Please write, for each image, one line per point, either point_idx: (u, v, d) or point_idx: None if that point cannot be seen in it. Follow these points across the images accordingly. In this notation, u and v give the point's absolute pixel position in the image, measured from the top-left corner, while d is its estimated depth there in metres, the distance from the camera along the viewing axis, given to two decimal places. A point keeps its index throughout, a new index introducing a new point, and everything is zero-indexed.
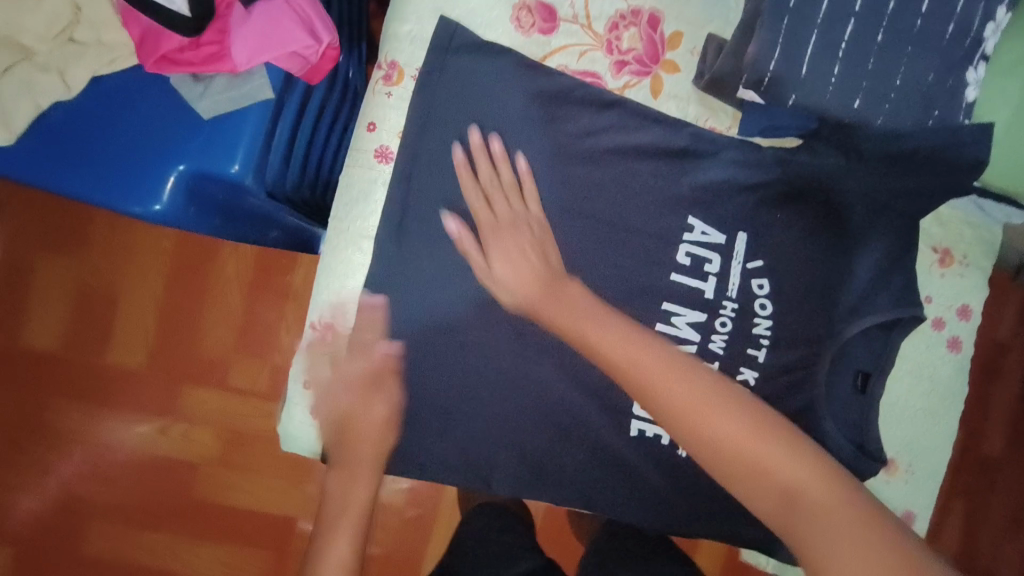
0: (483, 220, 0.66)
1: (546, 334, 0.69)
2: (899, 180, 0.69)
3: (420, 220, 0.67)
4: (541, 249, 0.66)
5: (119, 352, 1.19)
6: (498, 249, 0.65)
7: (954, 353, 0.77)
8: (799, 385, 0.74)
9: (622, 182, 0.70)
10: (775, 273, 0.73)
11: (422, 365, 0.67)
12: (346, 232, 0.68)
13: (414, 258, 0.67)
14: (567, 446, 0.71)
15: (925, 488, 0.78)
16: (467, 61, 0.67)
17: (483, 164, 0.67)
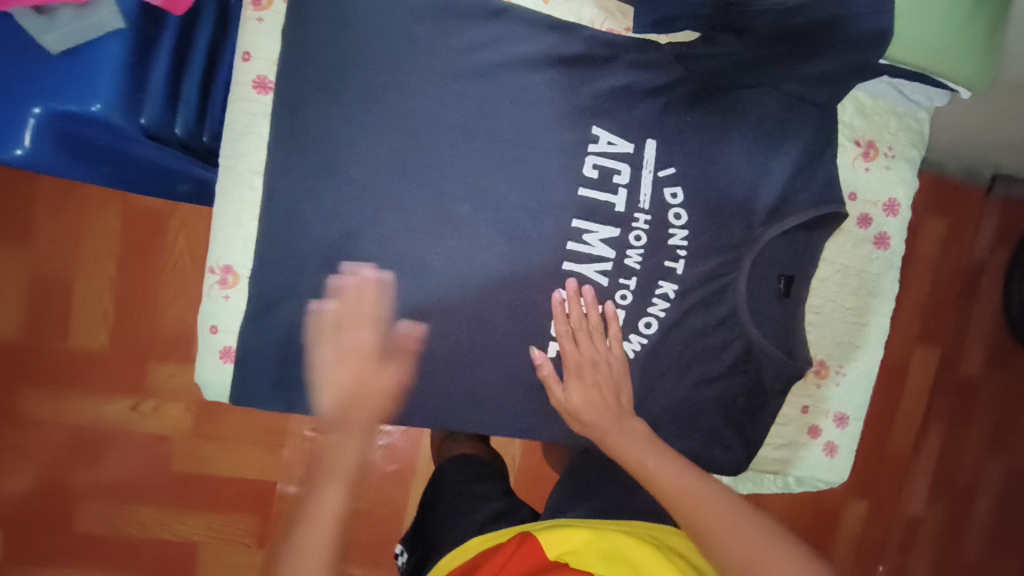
0: (569, 356, 0.71)
1: (451, 260, 0.68)
2: (807, 66, 0.65)
3: (308, 149, 0.65)
4: (615, 389, 0.72)
5: (80, 335, 1.12)
6: (580, 347, 0.70)
7: (882, 250, 0.76)
8: (721, 295, 0.73)
9: (519, 96, 0.67)
10: (688, 180, 0.71)
11: (332, 305, 0.67)
12: (234, 172, 0.66)
13: (306, 193, 0.65)
14: (483, 368, 0.71)
15: (857, 389, 0.78)
16: None
17: (579, 310, 0.70)
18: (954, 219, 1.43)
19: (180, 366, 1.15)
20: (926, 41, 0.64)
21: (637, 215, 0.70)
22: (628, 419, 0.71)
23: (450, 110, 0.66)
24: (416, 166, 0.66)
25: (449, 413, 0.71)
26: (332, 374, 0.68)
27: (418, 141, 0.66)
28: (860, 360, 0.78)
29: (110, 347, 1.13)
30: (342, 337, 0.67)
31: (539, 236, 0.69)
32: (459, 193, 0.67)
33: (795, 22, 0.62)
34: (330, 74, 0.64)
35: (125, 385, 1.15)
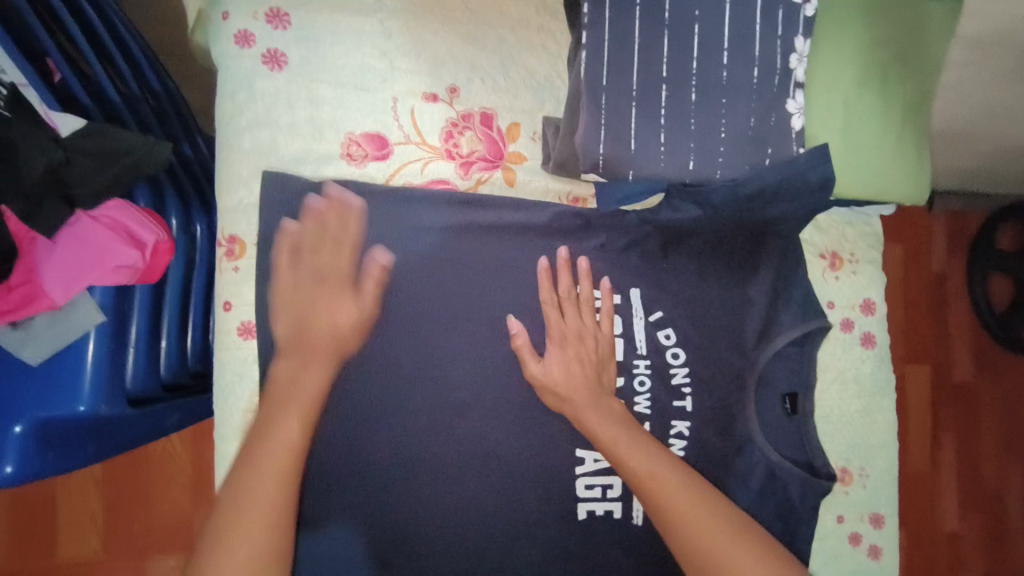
0: (553, 324, 0.67)
1: (467, 457, 0.65)
2: (768, 209, 0.68)
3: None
4: (598, 366, 0.67)
5: (69, 545, 0.98)
6: (567, 339, 0.67)
7: (871, 349, 0.79)
8: (731, 422, 0.74)
9: (502, 277, 0.68)
10: (678, 321, 0.73)
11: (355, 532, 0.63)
12: (227, 423, 0.63)
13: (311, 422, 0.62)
14: (516, 551, 0.65)
15: (885, 487, 0.79)
16: (308, 203, 0.64)
17: (568, 282, 0.68)
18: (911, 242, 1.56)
19: (182, 558, 1.00)
20: (870, 177, 0.68)
21: (636, 360, 0.72)
22: (634, 425, 0.64)
23: (438, 309, 0.66)
24: (417, 374, 0.65)
25: None
26: None
27: (413, 346, 0.65)
28: (878, 455, 0.79)
29: (105, 553, 0.98)
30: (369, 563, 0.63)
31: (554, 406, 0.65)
32: (459, 386, 0.66)
33: (746, 191, 0.63)
34: (312, 302, 0.62)
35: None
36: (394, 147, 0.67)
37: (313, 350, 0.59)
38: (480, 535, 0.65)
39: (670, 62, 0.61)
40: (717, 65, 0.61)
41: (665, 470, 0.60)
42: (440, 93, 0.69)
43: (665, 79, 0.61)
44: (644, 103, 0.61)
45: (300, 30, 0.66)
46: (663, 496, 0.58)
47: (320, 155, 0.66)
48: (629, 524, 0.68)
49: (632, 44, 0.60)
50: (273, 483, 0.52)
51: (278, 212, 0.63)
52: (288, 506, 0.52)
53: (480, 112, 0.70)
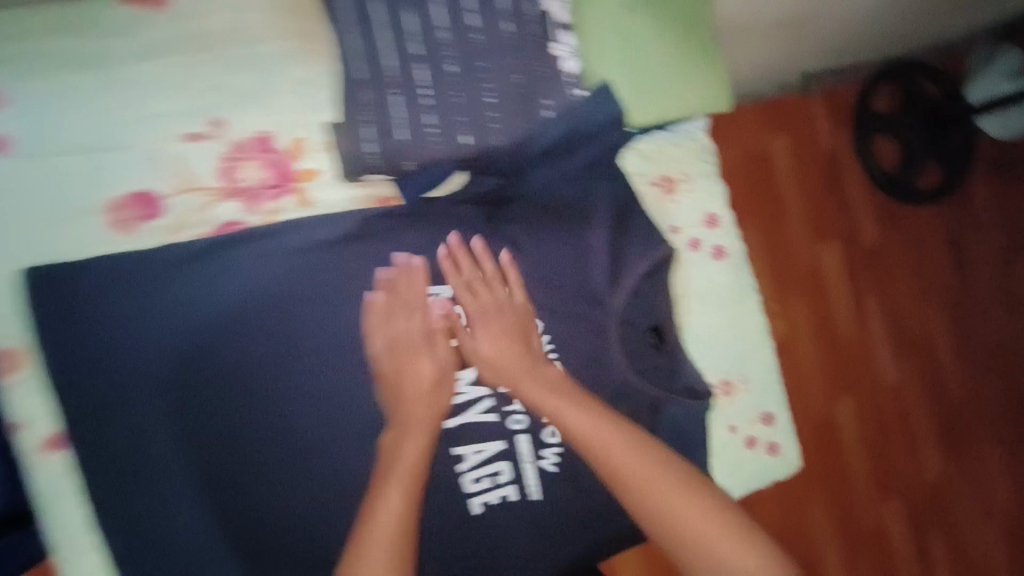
0: (389, 333, 0.65)
1: (340, 497, 0.63)
2: None
3: (133, 475, 0.58)
4: (443, 362, 0.67)
5: None
6: (408, 344, 0.65)
7: (723, 261, 0.80)
8: (602, 372, 0.74)
9: (324, 299, 0.64)
10: (526, 291, 0.72)
11: None
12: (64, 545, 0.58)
13: (158, 510, 0.58)
14: None
15: (769, 386, 0.82)
16: (81, 284, 0.58)
17: (395, 287, 0.66)
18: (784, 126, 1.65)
19: None
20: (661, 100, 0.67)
21: None
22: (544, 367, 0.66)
23: (258, 359, 0.62)
24: (259, 430, 0.61)
25: None
26: None
27: (244, 401, 0.61)
28: (757, 361, 0.81)
29: None
30: None
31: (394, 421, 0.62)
32: (300, 431, 0.62)
33: (535, 151, 0.61)
34: (127, 391, 0.58)
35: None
36: (166, 202, 0.62)
37: (409, 419, 0.62)
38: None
39: (420, 37, 0.57)
40: (469, 30, 0.58)
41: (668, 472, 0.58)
42: (203, 130, 0.63)
43: (417, 56, 0.56)
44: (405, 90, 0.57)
45: (18, 103, 0.58)
46: (650, 484, 0.57)
47: (84, 232, 0.60)
48: (524, 503, 0.74)
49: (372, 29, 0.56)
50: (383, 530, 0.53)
51: (49, 306, 0.57)
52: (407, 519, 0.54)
53: (257, 136, 0.64)
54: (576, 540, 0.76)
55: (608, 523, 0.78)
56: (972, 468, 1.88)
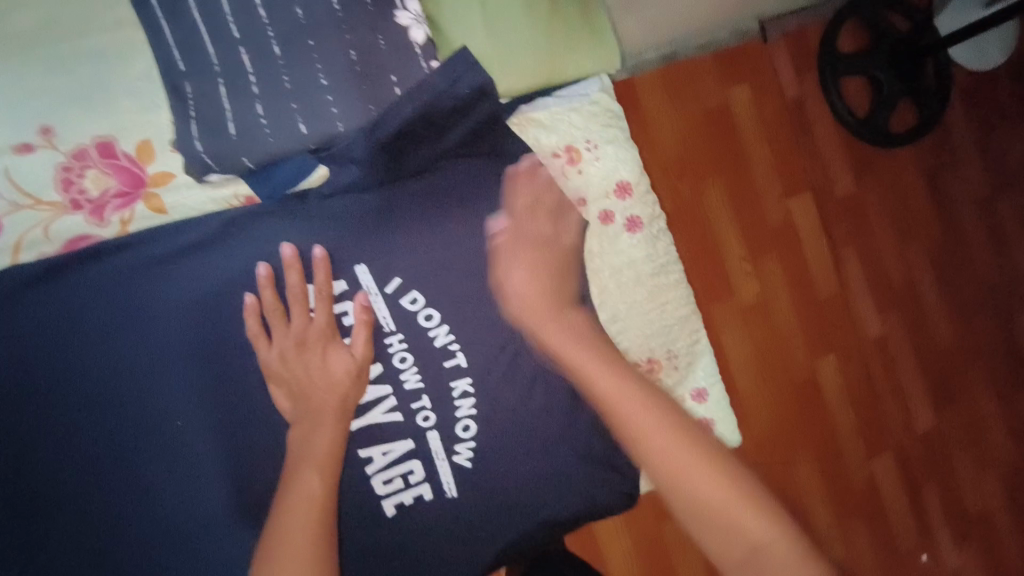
0: (271, 344, 0.62)
1: (231, 499, 0.63)
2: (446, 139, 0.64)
3: (32, 492, 0.60)
4: (326, 361, 0.63)
5: None
6: (291, 346, 0.63)
7: (637, 232, 0.75)
8: (513, 361, 0.71)
9: (192, 308, 0.62)
10: (420, 282, 0.68)
11: None
12: None
13: (47, 524, 0.60)
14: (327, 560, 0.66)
15: (697, 359, 0.79)
16: None
17: (269, 292, 0.62)
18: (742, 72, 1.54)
19: None
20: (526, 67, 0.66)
21: (389, 339, 0.68)
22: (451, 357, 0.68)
23: (140, 374, 0.61)
24: (139, 442, 0.61)
25: None
26: None
27: (118, 414, 0.61)
28: (683, 335, 0.78)
29: None
30: None
31: (292, 417, 0.62)
32: (191, 441, 0.62)
33: (386, 136, 0.59)
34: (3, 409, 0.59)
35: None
36: (4, 220, 0.59)
37: (316, 407, 0.62)
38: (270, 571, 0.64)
39: (238, 20, 0.58)
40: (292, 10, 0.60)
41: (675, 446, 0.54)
42: (33, 140, 0.59)
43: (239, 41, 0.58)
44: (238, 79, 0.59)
45: None
46: (670, 466, 0.53)
47: None
48: (444, 501, 0.70)
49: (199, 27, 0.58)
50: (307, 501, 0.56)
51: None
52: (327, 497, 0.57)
53: (95, 143, 0.60)
54: (501, 534, 0.71)
55: (536, 517, 0.72)
56: (964, 419, 1.82)
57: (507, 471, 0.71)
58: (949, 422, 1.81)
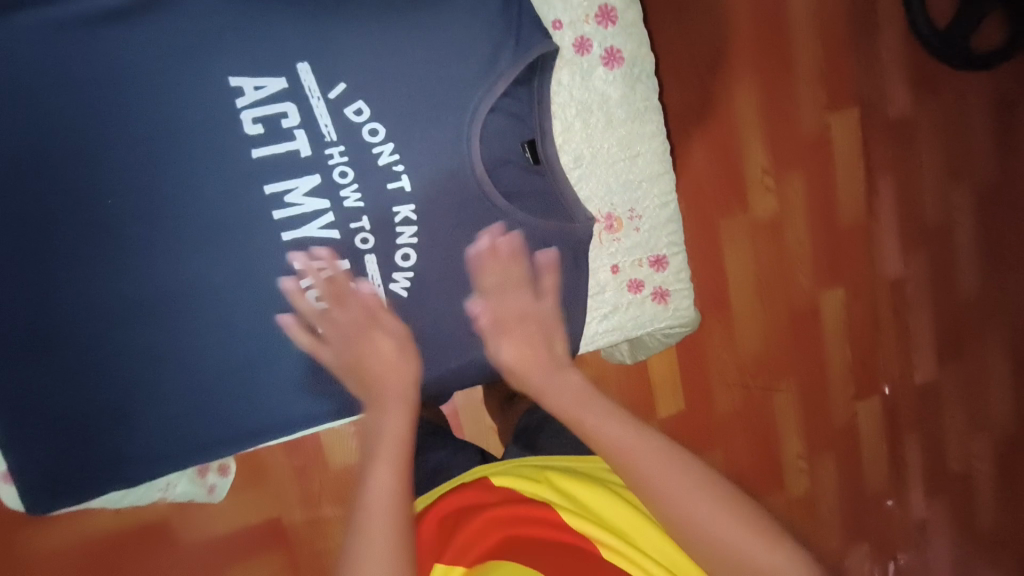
0: (219, 182, 0.61)
1: (159, 282, 0.62)
2: None
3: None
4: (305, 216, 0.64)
5: None
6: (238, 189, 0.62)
7: (616, 68, 0.68)
8: (466, 195, 0.66)
9: (128, 79, 0.59)
10: (367, 91, 0.63)
11: (69, 381, 0.63)
12: None
13: None
14: (257, 357, 0.66)
15: (661, 223, 0.74)
16: None
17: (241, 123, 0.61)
18: None
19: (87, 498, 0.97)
20: None
21: (329, 151, 0.63)
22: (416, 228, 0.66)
23: (70, 139, 0.59)
24: (67, 214, 0.60)
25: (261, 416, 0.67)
26: (118, 433, 0.65)
27: (48, 181, 0.59)
28: (652, 193, 0.73)
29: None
30: (103, 405, 0.64)
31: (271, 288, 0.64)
32: (123, 217, 0.60)
33: None
34: None
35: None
36: None
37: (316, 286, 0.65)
38: (199, 355, 0.64)
39: None
40: None
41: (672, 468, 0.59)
42: None
43: None
44: None
45: None
46: (660, 480, 0.58)
47: None
48: None
49: None
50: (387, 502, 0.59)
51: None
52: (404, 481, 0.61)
53: None
54: (427, 373, 0.69)
55: (469, 357, 0.70)
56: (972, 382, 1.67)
57: (443, 311, 0.69)
58: (953, 379, 1.66)
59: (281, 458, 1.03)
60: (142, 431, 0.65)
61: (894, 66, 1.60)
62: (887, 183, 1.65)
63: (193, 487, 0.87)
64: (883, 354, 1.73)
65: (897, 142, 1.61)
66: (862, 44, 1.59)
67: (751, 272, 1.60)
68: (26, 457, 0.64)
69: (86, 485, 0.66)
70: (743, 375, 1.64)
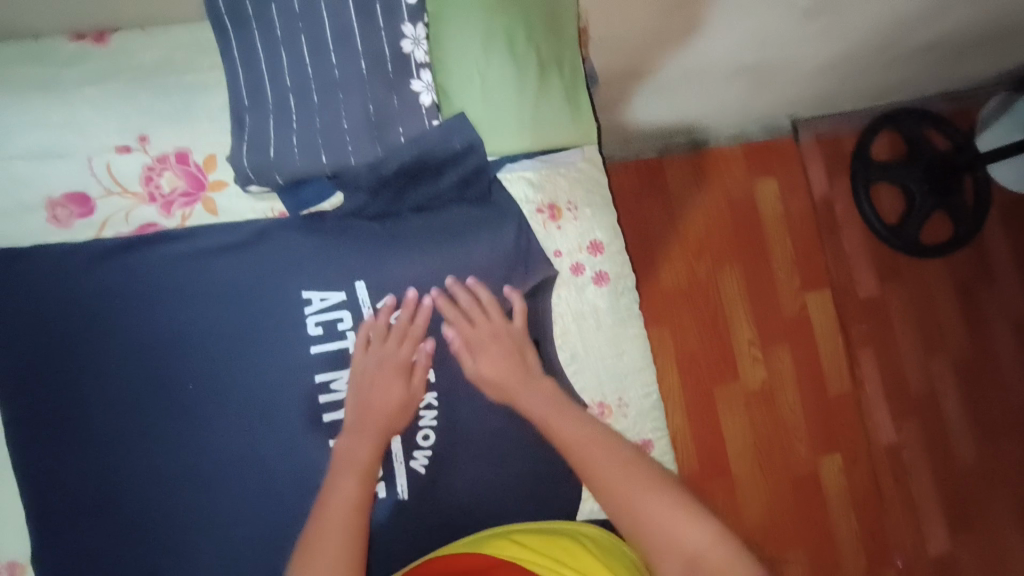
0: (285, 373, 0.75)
1: (222, 453, 0.74)
2: (437, 182, 0.79)
3: (49, 427, 0.73)
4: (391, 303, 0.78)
5: None
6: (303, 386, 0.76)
7: (604, 286, 0.84)
8: (478, 383, 0.80)
9: (228, 292, 0.76)
10: (407, 301, 0.79)
11: (131, 537, 0.73)
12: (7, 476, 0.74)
13: (76, 452, 0.73)
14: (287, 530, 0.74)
15: (649, 414, 0.84)
16: (35, 263, 0.72)
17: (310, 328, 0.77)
18: (761, 162, 1.81)
19: None
20: (511, 135, 0.74)
21: (371, 347, 0.78)
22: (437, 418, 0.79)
23: (164, 340, 0.74)
24: (159, 395, 0.74)
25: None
26: None
27: (149, 368, 0.74)
28: (636, 386, 0.84)
29: None
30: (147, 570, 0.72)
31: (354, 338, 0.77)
32: (190, 402, 0.74)
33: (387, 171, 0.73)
34: (60, 352, 0.73)
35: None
36: (95, 203, 0.75)
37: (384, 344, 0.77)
38: (232, 526, 0.74)
39: (269, 66, 0.66)
40: (299, 35, 0.66)
41: (610, 465, 0.69)
42: (132, 144, 0.76)
43: (252, 90, 0.67)
44: (261, 108, 0.67)
45: None
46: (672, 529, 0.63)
47: (23, 220, 0.73)
48: (396, 500, 0.78)
49: (236, 69, 0.67)
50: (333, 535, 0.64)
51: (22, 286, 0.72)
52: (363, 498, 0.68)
53: (176, 152, 0.76)
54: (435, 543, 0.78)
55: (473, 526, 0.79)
56: (984, 550, 1.81)
57: (454, 489, 0.79)
58: (965, 549, 1.80)
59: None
60: None
61: (854, 254, 1.86)
62: (869, 359, 1.84)
63: None
64: (890, 525, 1.78)
65: (869, 318, 1.85)
66: (828, 235, 1.84)
67: (747, 437, 1.71)
68: None
69: None
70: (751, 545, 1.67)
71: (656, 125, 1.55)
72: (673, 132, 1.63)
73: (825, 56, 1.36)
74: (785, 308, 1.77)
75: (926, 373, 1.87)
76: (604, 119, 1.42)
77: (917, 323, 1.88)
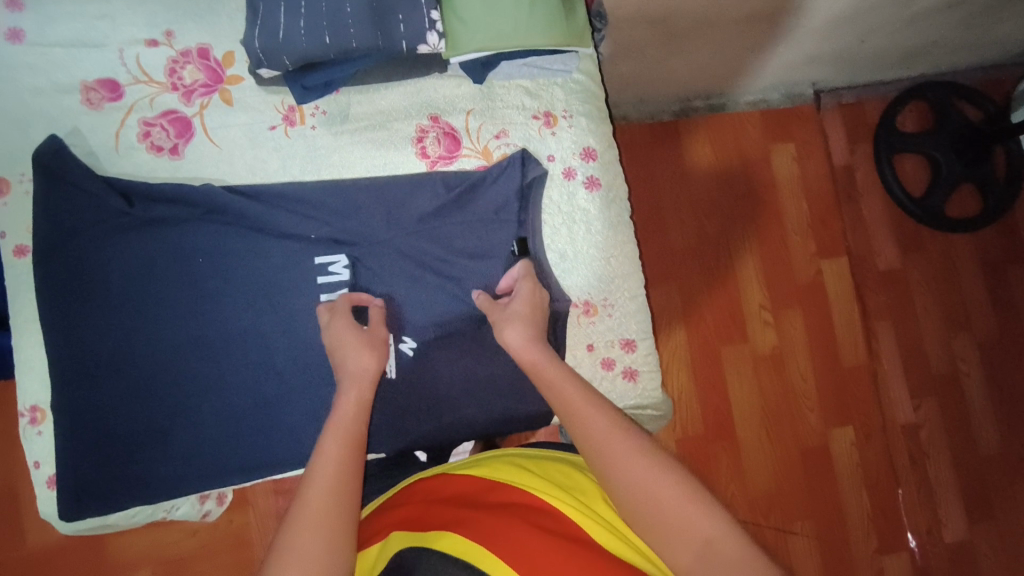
0: (286, 246, 0.81)
1: (230, 321, 0.80)
2: (443, 84, 0.85)
3: (70, 289, 0.78)
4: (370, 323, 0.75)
5: (39, 531, 1.10)
6: (302, 264, 0.81)
7: (595, 191, 0.87)
8: (467, 276, 0.81)
9: (250, 172, 0.83)
10: (400, 189, 0.82)
11: (144, 394, 0.79)
12: (36, 330, 0.81)
13: (93, 315, 0.79)
14: (289, 393, 0.81)
15: (635, 315, 0.88)
16: (75, 139, 0.80)
17: (310, 207, 0.81)
18: (782, 126, 1.78)
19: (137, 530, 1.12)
20: (506, 29, 0.75)
21: (364, 230, 0.81)
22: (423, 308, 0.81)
23: (178, 218, 0.79)
24: (172, 266, 0.80)
25: (280, 445, 0.80)
26: (156, 454, 0.79)
27: (164, 240, 0.80)
28: (623, 290, 0.87)
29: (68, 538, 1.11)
30: (158, 422, 0.79)
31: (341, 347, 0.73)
32: (204, 272, 0.80)
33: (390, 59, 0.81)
34: (77, 223, 0.78)
35: (9, 532, 1.09)
36: (124, 89, 0.81)
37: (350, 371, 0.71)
38: (236, 387, 0.80)
39: None
40: None
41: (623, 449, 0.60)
42: (158, 39, 0.82)
43: None
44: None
45: (37, 11, 0.80)
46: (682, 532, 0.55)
47: (62, 104, 0.80)
48: (384, 378, 0.82)
49: None
50: (326, 489, 0.60)
51: (52, 160, 0.77)
52: (348, 466, 0.62)
53: (197, 47, 0.82)
54: (422, 421, 0.82)
55: (456, 410, 0.83)
56: (1007, 542, 1.70)
57: (439, 371, 0.83)
58: (984, 536, 1.70)
59: (269, 499, 1.15)
60: (190, 447, 0.80)
61: (877, 224, 1.80)
62: (889, 332, 1.76)
63: (190, 510, 0.88)
64: (905, 507, 1.68)
65: (890, 289, 1.77)
66: (848, 202, 1.79)
67: (753, 400, 1.67)
68: (74, 468, 0.78)
69: (118, 496, 0.78)
70: (754, 513, 1.62)
71: (667, 81, 1.54)
72: (686, 89, 1.61)
73: (842, 13, 1.31)
74: (798, 274, 1.73)
75: (953, 349, 1.77)
76: (613, 69, 1.41)
77: (944, 298, 1.79)
